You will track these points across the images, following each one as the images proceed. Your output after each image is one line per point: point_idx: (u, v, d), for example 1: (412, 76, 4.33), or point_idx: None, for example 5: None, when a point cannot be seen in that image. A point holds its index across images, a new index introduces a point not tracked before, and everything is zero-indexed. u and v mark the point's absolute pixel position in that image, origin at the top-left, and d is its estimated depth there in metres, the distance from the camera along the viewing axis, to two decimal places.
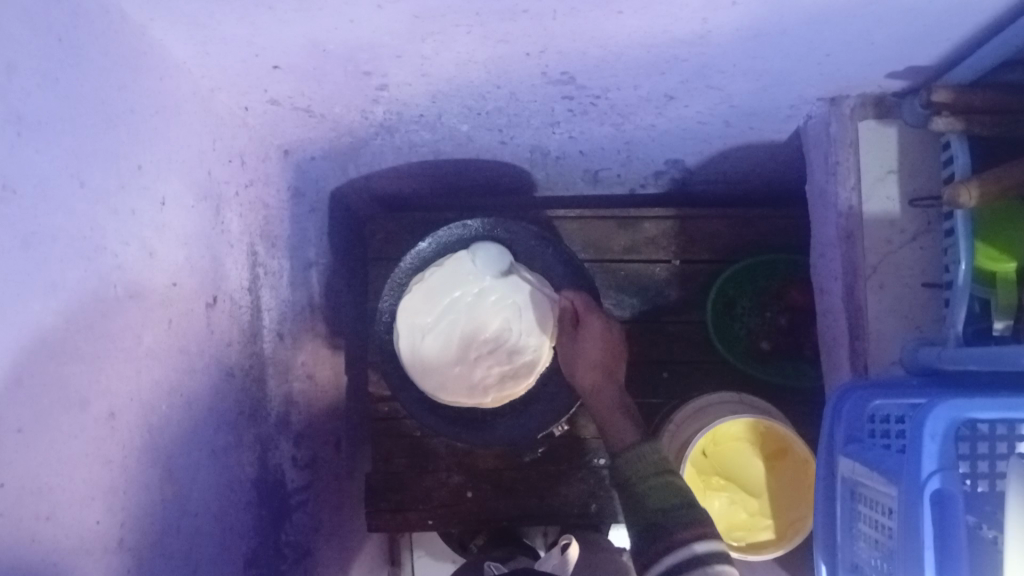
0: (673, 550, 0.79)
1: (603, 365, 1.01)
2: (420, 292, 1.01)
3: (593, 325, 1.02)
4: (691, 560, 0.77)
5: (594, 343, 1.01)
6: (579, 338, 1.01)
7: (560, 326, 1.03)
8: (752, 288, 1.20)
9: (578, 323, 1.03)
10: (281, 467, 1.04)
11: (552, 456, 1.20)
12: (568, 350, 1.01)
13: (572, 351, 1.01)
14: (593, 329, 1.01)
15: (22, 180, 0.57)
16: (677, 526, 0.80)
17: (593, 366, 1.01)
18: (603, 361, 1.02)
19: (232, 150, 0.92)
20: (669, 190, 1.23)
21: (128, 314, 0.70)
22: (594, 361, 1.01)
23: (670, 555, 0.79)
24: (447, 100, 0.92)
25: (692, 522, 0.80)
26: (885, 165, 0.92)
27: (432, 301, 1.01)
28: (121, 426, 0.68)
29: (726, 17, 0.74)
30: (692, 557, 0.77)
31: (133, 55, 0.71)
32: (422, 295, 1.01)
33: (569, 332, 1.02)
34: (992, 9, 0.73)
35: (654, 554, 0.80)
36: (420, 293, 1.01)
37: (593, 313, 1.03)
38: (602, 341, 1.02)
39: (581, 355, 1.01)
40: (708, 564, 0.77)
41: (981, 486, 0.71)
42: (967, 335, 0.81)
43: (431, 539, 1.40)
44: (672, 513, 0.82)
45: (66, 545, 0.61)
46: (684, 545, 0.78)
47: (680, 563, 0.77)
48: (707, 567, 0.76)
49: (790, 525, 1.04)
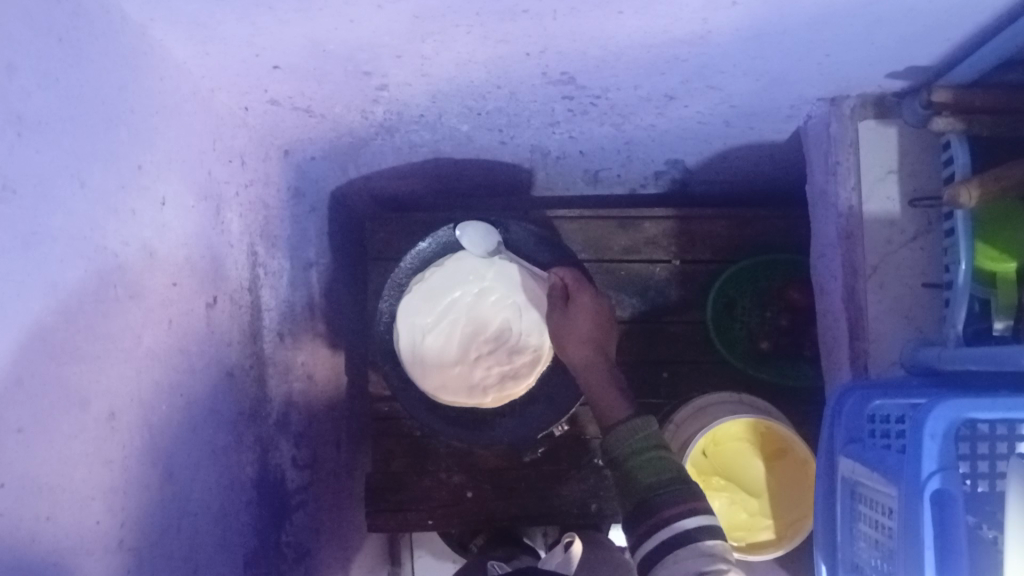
0: (664, 527, 0.78)
1: (593, 340, 0.97)
2: (421, 285, 1.01)
3: (583, 300, 0.99)
4: (681, 536, 0.76)
5: (584, 317, 0.98)
6: (569, 312, 0.98)
7: (551, 300, 0.99)
8: (752, 288, 1.19)
9: (569, 297, 0.99)
10: (282, 468, 1.04)
11: (551, 456, 1.20)
12: (557, 323, 0.98)
13: (561, 326, 0.97)
14: (584, 304, 0.98)
15: (22, 182, 0.57)
16: (668, 501, 0.79)
17: (584, 341, 0.96)
18: (594, 337, 0.97)
19: (232, 151, 0.91)
20: (669, 189, 1.23)
21: (129, 318, 0.70)
22: (584, 335, 0.97)
23: (660, 533, 0.78)
24: (447, 100, 0.92)
25: (682, 496, 0.79)
26: (886, 165, 0.91)
27: (433, 293, 1.01)
28: (121, 427, 0.68)
29: (728, 16, 0.73)
30: (681, 534, 0.77)
31: (132, 54, 0.70)
32: (423, 287, 1.01)
33: (560, 307, 0.99)
34: (992, 9, 0.73)
35: (647, 531, 0.79)
36: (421, 288, 1.01)
37: (583, 288, 1.00)
38: (592, 316, 0.98)
39: (571, 330, 0.97)
40: (699, 541, 0.76)
41: (981, 487, 0.71)
42: (967, 335, 0.81)
43: (431, 538, 1.40)
44: (662, 489, 0.80)
45: (66, 545, 0.61)
46: (674, 521, 0.77)
47: (670, 540, 0.77)
48: (698, 542, 0.76)
49: (789, 524, 1.05)
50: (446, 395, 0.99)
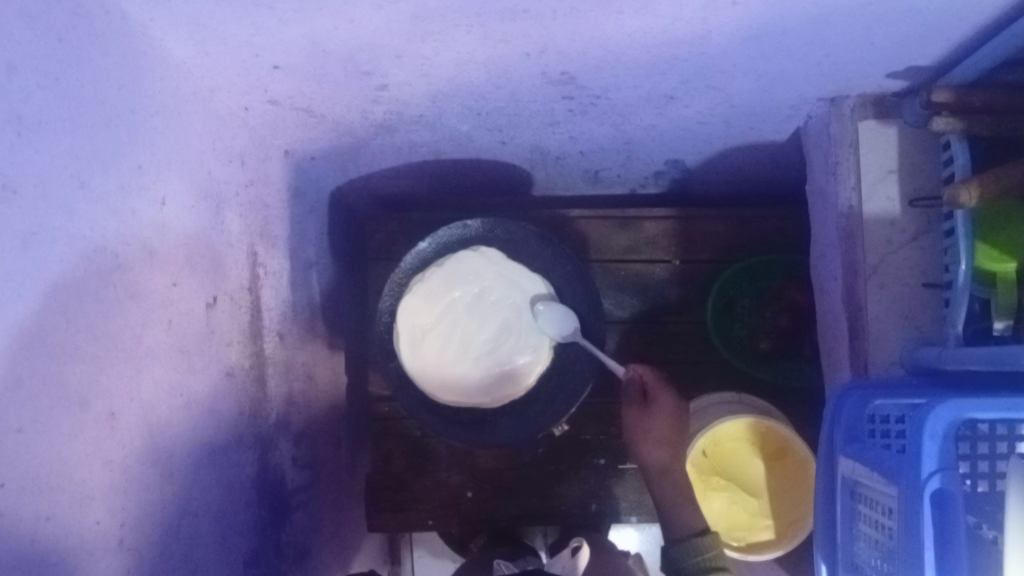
0: None
1: (670, 442, 0.99)
2: (422, 285, 1.01)
3: (667, 401, 1.00)
4: None
5: (664, 420, 1.00)
6: (649, 412, 1.00)
7: (629, 393, 1.02)
8: (752, 287, 1.19)
9: (648, 395, 1.01)
10: (281, 467, 1.04)
11: (552, 456, 1.20)
12: (636, 419, 1.00)
13: (639, 425, 1.00)
14: (667, 406, 1.00)
15: (22, 182, 0.57)
16: None
17: (661, 444, 0.99)
18: (672, 440, 0.99)
19: (233, 151, 0.91)
20: (669, 189, 1.23)
21: (128, 317, 0.70)
22: (661, 438, 0.99)
23: None
24: (447, 100, 0.92)
25: None
26: (886, 165, 0.91)
27: (434, 298, 1.01)
28: (121, 426, 0.68)
29: (727, 16, 0.74)
30: None
31: (132, 55, 0.71)
32: (426, 290, 1.01)
33: (639, 407, 1.01)
34: (992, 9, 0.73)
35: None
36: (423, 286, 1.01)
37: (664, 387, 1.01)
38: (671, 419, 1.00)
39: (649, 431, 1.00)
40: None
41: (981, 487, 0.71)
42: (967, 335, 0.81)
43: (431, 538, 1.40)
44: None
45: (66, 544, 0.61)
46: None
47: None
48: None
49: (789, 525, 1.04)
50: (444, 394, 1.00)
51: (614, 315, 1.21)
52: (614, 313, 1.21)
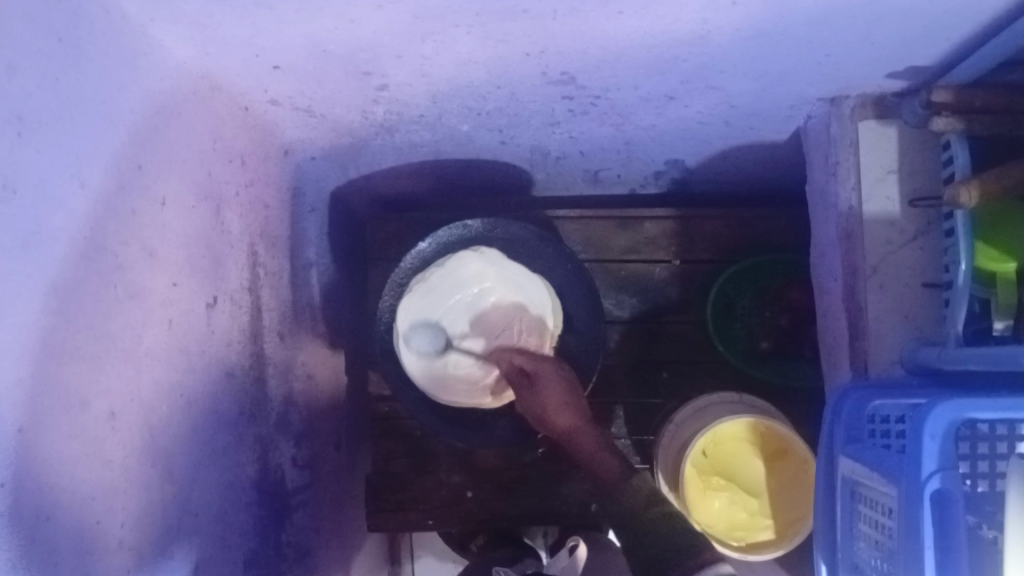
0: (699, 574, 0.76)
1: (567, 405, 0.94)
2: (417, 337, 1.02)
3: (548, 378, 0.96)
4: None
5: (551, 385, 0.95)
6: (530, 388, 0.96)
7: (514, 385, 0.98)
8: (752, 288, 1.19)
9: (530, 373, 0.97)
10: (282, 467, 1.03)
11: (551, 456, 1.20)
12: (529, 399, 0.96)
13: (532, 401, 0.95)
14: (546, 373, 0.96)
15: (22, 182, 0.57)
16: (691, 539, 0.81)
17: (562, 408, 0.94)
18: (568, 399, 0.94)
19: (233, 151, 0.91)
20: (669, 189, 1.23)
21: (129, 318, 0.70)
22: (558, 403, 0.94)
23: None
24: (447, 100, 0.92)
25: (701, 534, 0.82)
26: (886, 165, 0.91)
27: (439, 350, 1.03)
28: (122, 426, 0.68)
29: (727, 16, 0.74)
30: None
31: (132, 54, 0.70)
32: (428, 342, 1.02)
33: (526, 385, 0.96)
34: (992, 9, 0.73)
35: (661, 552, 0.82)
36: (417, 347, 1.02)
37: (541, 363, 0.97)
38: (559, 381, 0.95)
39: (546, 403, 0.94)
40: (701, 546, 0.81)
41: (981, 487, 0.71)
42: (967, 335, 0.81)
43: (431, 539, 1.40)
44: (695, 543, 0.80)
45: (67, 544, 0.61)
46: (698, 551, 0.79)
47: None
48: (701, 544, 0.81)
49: (790, 525, 1.03)
50: (451, 395, 1.02)
51: (614, 315, 1.22)
52: (614, 313, 1.22)
